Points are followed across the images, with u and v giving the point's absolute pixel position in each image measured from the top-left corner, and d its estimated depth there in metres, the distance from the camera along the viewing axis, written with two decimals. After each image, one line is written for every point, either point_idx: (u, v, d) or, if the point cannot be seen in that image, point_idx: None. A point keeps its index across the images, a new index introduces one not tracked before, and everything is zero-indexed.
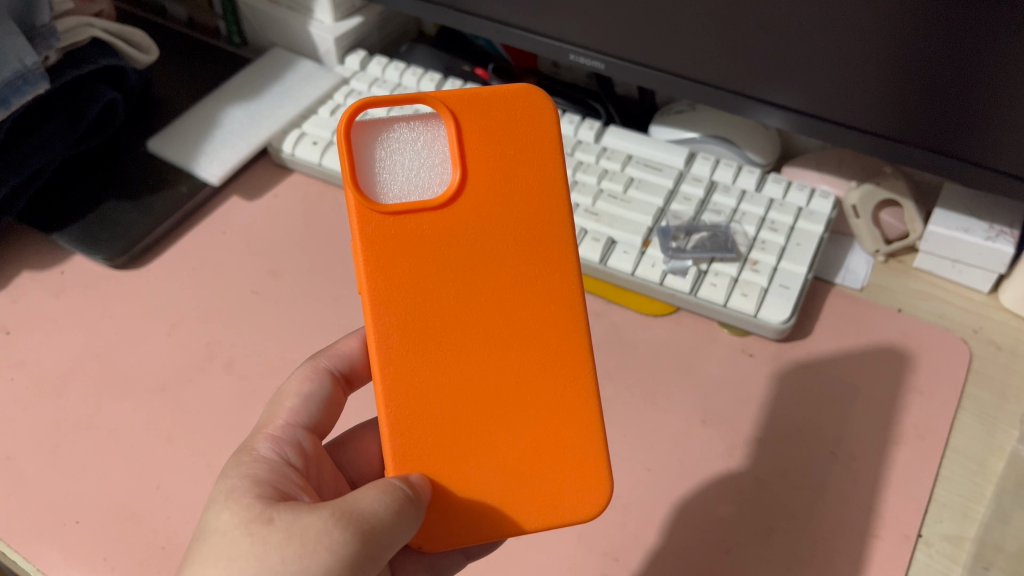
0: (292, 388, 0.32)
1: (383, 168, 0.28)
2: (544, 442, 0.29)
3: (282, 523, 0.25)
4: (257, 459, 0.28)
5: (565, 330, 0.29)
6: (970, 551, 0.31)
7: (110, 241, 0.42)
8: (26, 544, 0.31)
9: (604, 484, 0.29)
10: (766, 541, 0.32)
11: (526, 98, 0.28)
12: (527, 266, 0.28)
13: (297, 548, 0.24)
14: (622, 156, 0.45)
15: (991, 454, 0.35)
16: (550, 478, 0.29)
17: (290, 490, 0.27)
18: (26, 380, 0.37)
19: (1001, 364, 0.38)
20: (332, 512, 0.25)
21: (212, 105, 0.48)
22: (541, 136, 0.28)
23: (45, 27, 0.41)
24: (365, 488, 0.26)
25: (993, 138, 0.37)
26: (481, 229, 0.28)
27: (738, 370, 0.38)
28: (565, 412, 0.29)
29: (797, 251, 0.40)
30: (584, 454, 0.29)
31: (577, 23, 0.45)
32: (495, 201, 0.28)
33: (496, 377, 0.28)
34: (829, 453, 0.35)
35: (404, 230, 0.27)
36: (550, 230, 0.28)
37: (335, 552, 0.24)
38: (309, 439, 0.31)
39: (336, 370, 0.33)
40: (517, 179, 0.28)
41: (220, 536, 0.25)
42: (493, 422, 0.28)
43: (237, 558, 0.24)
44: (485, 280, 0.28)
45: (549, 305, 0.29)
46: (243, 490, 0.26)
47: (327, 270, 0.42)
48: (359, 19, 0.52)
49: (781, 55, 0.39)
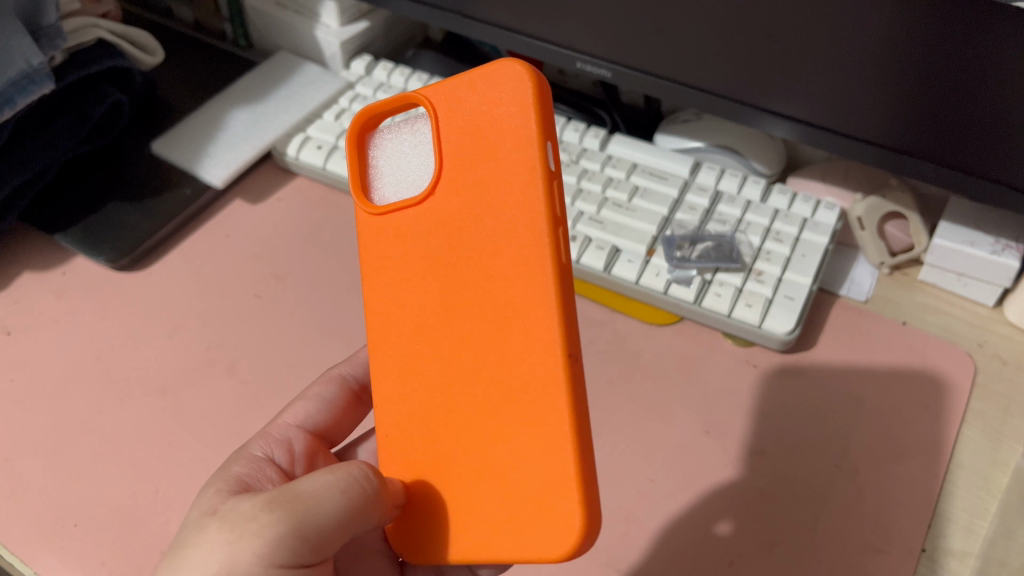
0: (307, 392, 0.33)
1: (395, 166, 0.29)
2: (510, 464, 0.26)
3: (221, 511, 0.25)
4: (243, 455, 0.30)
5: (532, 339, 0.25)
6: (974, 567, 0.31)
7: (112, 242, 0.42)
8: (24, 547, 0.31)
9: (571, 529, 0.24)
10: (770, 554, 0.32)
11: (498, 72, 0.25)
12: (493, 264, 0.25)
13: (227, 535, 0.24)
14: (627, 164, 0.45)
15: (996, 469, 0.34)
16: (517, 506, 0.25)
17: (257, 484, 0.28)
18: (26, 381, 0.37)
19: (1006, 378, 0.38)
20: (265, 498, 0.25)
21: (219, 107, 0.48)
22: (511, 115, 0.25)
23: (52, 28, 0.41)
24: (309, 474, 0.26)
25: (1000, 150, 0.37)
26: (452, 223, 0.27)
27: (741, 381, 0.38)
28: (532, 438, 0.25)
29: (802, 262, 0.40)
30: (549, 492, 0.24)
31: (585, 31, 0.45)
32: (463, 192, 0.26)
33: (464, 380, 0.27)
34: (832, 465, 0.35)
35: (392, 230, 0.28)
36: (516, 222, 0.25)
37: (261, 537, 0.24)
38: (302, 441, 0.32)
39: (351, 378, 0.34)
40: (485, 168, 0.25)
41: (180, 528, 0.26)
42: (463, 428, 0.27)
43: (182, 548, 0.25)
44: (452, 277, 0.27)
45: (509, 306, 0.25)
46: (215, 481, 0.28)
47: (331, 274, 0.42)
48: (365, 24, 0.52)
49: (787, 66, 0.39)
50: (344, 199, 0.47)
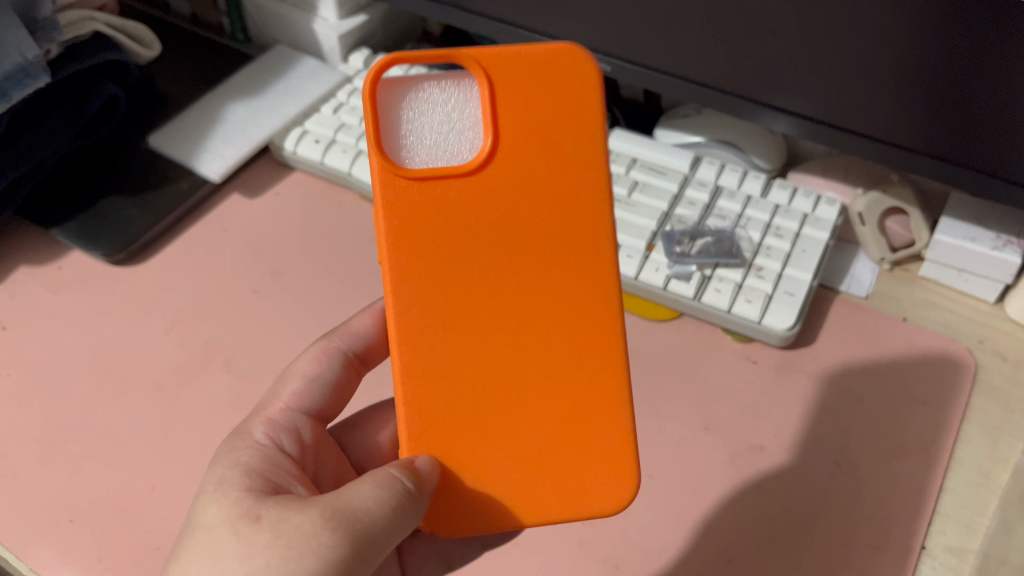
0: (303, 369, 0.33)
1: (409, 129, 0.27)
2: (569, 430, 0.28)
3: (268, 522, 0.24)
4: (249, 443, 0.29)
5: (597, 317, 0.28)
6: (974, 563, 0.31)
7: (109, 236, 0.41)
8: (18, 542, 0.31)
9: (632, 477, 0.29)
10: (769, 551, 0.32)
11: (572, 59, 0.26)
12: (561, 246, 0.27)
13: (283, 551, 0.23)
14: (627, 159, 0.44)
15: (996, 466, 0.34)
16: (575, 470, 0.28)
17: (281, 480, 0.27)
18: (22, 375, 0.37)
19: (1007, 375, 0.37)
20: (322, 512, 0.24)
21: (216, 101, 0.48)
22: (580, 103, 0.27)
23: (47, 20, 0.40)
24: (358, 485, 0.26)
25: (1002, 146, 0.36)
26: (515, 199, 0.27)
27: (742, 377, 0.37)
28: (593, 403, 0.28)
29: (802, 258, 0.39)
30: (609, 447, 0.28)
31: (584, 24, 0.44)
32: (529, 170, 0.27)
33: (521, 357, 0.28)
34: (831, 462, 0.34)
35: (430, 199, 0.27)
36: (587, 208, 0.27)
37: (323, 556, 0.24)
38: (308, 427, 0.32)
39: (350, 352, 0.34)
40: (555, 152, 0.27)
41: (209, 530, 0.25)
42: (514, 403, 0.28)
43: (222, 557, 0.24)
44: (513, 255, 0.27)
45: (583, 285, 0.28)
46: (228, 474, 0.27)
47: (328, 270, 0.42)
48: (364, 17, 0.52)
49: (788, 60, 0.39)
50: (341, 193, 0.46)
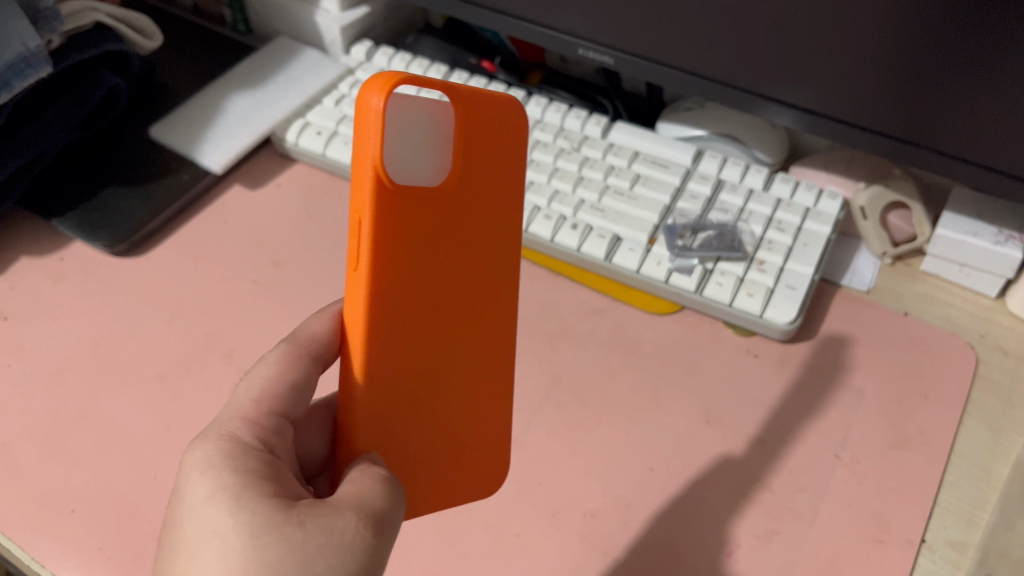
0: (269, 370, 0.29)
1: (395, 140, 0.22)
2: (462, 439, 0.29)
3: (316, 527, 0.23)
4: (244, 452, 0.26)
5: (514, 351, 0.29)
6: (974, 557, 0.31)
7: (111, 227, 0.41)
8: (21, 532, 0.31)
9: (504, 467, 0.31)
10: (768, 544, 0.32)
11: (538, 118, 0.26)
12: (506, 285, 0.27)
13: (337, 551, 0.23)
14: (629, 152, 0.44)
15: (997, 460, 0.34)
16: (470, 469, 0.30)
17: (293, 486, 0.26)
18: (24, 366, 0.37)
19: (1008, 370, 0.37)
20: (359, 510, 0.24)
21: (217, 92, 0.48)
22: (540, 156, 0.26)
23: (49, 10, 0.40)
24: (372, 477, 0.25)
25: (999, 138, 0.36)
26: (478, 231, 0.25)
27: (741, 370, 0.38)
28: (497, 418, 0.29)
29: (805, 251, 0.39)
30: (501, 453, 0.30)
31: (587, 17, 0.44)
32: (496, 203, 0.25)
33: (449, 386, 0.27)
34: (832, 455, 0.34)
35: (413, 235, 0.23)
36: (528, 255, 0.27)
37: (368, 550, 0.24)
38: (285, 428, 0.28)
39: (315, 355, 0.30)
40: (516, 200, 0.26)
41: (244, 544, 0.23)
42: (439, 426, 0.28)
43: (273, 567, 0.22)
44: (468, 285, 0.25)
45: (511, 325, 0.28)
46: (238, 486, 0.24)
47: (329, 262, 0.42)
48: (366, 9, 0.52)
49: (787, 53, 0.39)
50: (343, 185, 0.46)
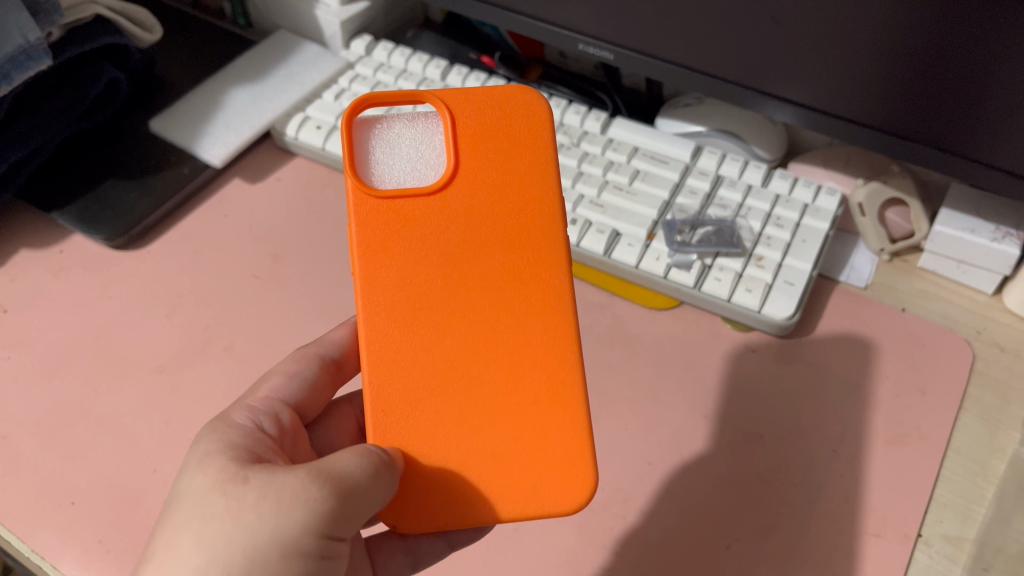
0: (280, 367, 0.32)
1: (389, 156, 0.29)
2: (527, 434, 0.28)
3: (256, 482, 0.24)
4: (228, 425, 0.28)
5: (553, 327, 0.29)
6: (970, 552, 0.31)
7: (109, 220, 0.41)
8: (21, 524, 0.31)
9: (588, 477, 0.28)
10: (765, 537, 0.32)
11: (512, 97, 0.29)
12: (517, 256, 0.28)
13: (273, 505, 0.24)
14: (628, 148, 0.44)
15: (993, 455, 0.34)
16: (535, 467, 0.28)
17: (265, 455, 0.27)
18: (24, 358, 0.37)
19: (1005, 366, 0.38)
20: (308, 471, 0.25)
21: (217, 86, 0.48)
22: (531, 126, 0.28)
23: (49, 3, 0.40)
24: (341, 452, 0.26)
25: (997, 136, 0.37)
26: (467, 206, 0.28)
27: (740, 366, 0.38)
28: (550, 402, 0.29)
29: (803, 247, 0.40)
30: (569, 449, 0.29)
31: (588, 12, 0.44)
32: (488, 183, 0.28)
33: (475, 362, 0.28)
34: (830, 450, 0.35)
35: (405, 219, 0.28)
36: (537, 222, 0.28)
37: (310, 509, 0.24)
38: (287, 415, 0.31)
39: (327, 357, 0.33)
40: (507, 172, 0.28)
41: (194, 498, 0.24)
42: (480, 409, 0.28)
43: (212, 518, 0.24)
44: (465, 255, 0.28)
45: (537, 298, 0.29)
46: (207, 451, 0.26)
47: (329, 256, 0.42)
48: (366, 3, 0.51)
49: (788, 51, 0.39)
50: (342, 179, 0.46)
